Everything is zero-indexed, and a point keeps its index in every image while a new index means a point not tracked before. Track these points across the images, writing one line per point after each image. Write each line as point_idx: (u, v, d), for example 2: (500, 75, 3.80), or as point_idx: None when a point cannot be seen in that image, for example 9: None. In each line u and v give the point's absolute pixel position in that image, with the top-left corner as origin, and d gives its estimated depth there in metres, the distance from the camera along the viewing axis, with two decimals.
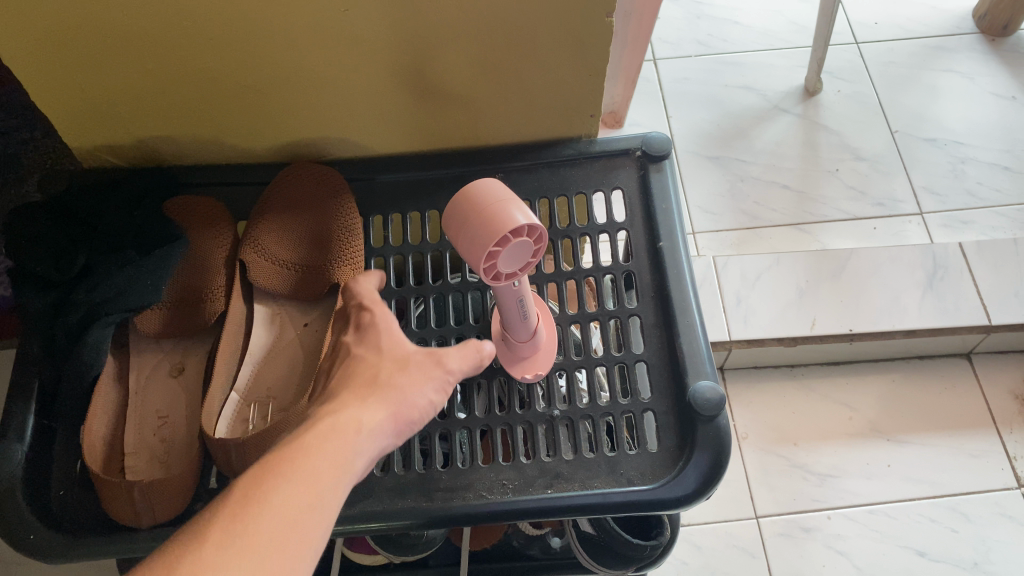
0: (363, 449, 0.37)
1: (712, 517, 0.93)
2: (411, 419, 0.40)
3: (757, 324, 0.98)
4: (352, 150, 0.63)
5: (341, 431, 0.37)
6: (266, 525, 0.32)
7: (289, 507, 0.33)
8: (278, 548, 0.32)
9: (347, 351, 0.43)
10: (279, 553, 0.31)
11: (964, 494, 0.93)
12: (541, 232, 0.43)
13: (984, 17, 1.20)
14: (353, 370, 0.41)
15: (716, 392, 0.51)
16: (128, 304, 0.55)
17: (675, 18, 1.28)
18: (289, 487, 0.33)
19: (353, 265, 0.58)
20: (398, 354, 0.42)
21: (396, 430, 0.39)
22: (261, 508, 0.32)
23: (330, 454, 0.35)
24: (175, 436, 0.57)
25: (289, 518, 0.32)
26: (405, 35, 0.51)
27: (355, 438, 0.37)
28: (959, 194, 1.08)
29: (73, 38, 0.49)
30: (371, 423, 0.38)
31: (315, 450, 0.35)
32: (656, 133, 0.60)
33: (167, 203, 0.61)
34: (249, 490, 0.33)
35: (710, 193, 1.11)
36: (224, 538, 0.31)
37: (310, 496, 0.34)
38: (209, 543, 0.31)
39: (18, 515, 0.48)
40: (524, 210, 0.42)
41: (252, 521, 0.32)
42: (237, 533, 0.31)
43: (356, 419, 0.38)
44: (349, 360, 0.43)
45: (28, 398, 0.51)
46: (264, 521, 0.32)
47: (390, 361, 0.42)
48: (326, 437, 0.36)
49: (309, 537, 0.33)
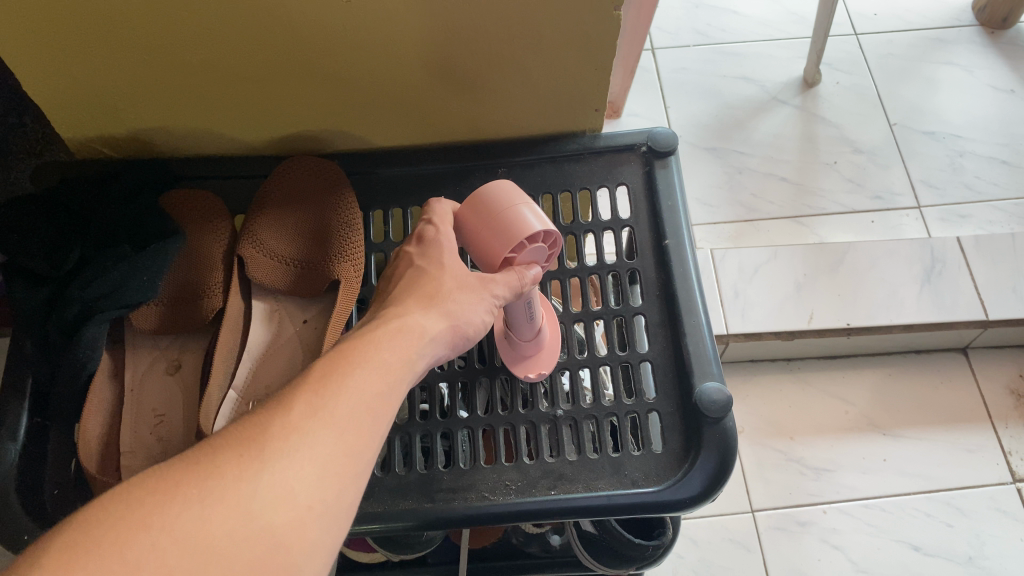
0: (425, 351, 0.39)
1: (707, 510, 0.93)
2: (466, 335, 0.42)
3: (754, 317, 0.97)
4: (351, 143, 0.62)
5: (409, 331, 0.39)
6: (352, 399, 0.34)
7: (369, 387, 0.35)
8: (361, 419, 0.34)
9: (409, 263, 0.44)
10: (362, 425, 0.34)
11: (958, 489, 0.93)
12: (556, 238, 0.44)
13: (983, 9, 1.19)
14: (416, 284, 0.42)
15: (722, 394, 0.50)
16: (122, 301, 0.53)
17: (674, 7, 1.26)
18: (369, 371, 0.35)
19: (353, 262, 0.56)
20: (457, 274, 0.43)
21: (451, 342, 0.41)
22: (346, 383, 0.34)
23: (400, 351, 0.38)
24: (172, 433, 0.55)
25: (370, 397, 0.35)
26: (408, 27, 0.50)
27: (419, 342, 0.39)
28: (956, 188, 1.07)
29: (66, 27, 0.48)
30: (431, 333, 0.40)
31: (387, 345, 0.37)
32: (662, 128, 0.59)
33: (162, 197, 0.60)
34: (333, 367, 0.35)
35: (707, 185, 1.10)
36: (316, 405, 0.33)
37: (386, 382, 0.36)
38: (301, 406, 0.33)
39: (11, 516, 0.47)
40: (540, 216, 0.43)
41: (340, 394, 0.34)
42: (325, 402, 0.33)
43: (419, 326, 0.39)
44: (409, 271, 0.43)
45: (21, 396, 0.50)
46: (349, 394, 0.34)
47: (450, 281, 0.43)
48: (396, 336, 0.38)
49: (386, 415, 0.35)
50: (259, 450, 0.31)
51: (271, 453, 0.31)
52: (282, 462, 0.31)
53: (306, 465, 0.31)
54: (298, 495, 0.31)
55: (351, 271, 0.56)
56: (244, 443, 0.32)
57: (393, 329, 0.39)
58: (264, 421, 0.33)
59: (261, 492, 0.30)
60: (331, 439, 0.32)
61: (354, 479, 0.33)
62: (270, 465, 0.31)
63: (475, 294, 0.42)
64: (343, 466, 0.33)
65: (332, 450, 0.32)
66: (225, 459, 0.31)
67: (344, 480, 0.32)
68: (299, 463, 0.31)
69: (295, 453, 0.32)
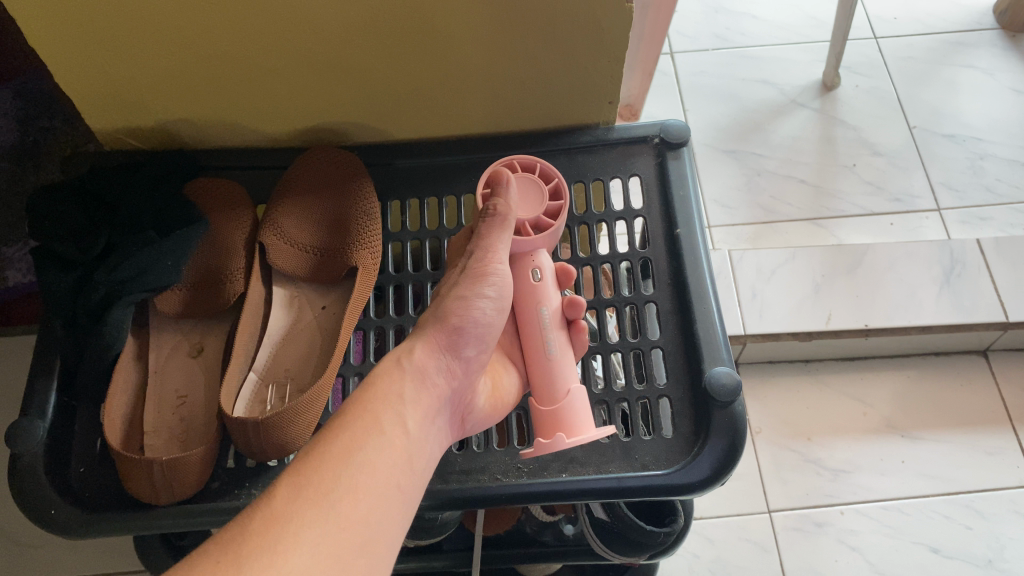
0: (414, 386, 0.44)
1: (723, 510, 0.91)
2: (465, 329, 0.48)
3: (772, 318, 0.96)
4: (370, 135, 0.63)
5: (391, 381, 0.44)
6: (334, 478, 0.38)
7: (351, 463, 0.39)
8: (344, 495, 0.38)
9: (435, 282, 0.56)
10: (345, 501, 0.37)
11: (979, 491, 0.91)
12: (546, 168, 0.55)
13: (1004, 12, 1.18)
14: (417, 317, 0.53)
15: (732, 378, 0.51)
16: (148, 284, 0.56)
17: (693, 12, 1.27)
18: (354, 450, 0.40)
19: (371, 250, 0.59)
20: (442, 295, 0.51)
21: (449, 343, 0.47)
22: (323, 465, 0.38)
23: (385, 417, 0.42)
24: (193, 414, 0.58)
25: (350, 473, 0.39)
26: (424, 21, 0.51)
27: (405, 379, 0.44)
28: (977, 190, 1.06)
29: (97, 23, 0.50)
30: (413, 356, 0.45)
31: (369, 414, 0.42)
32: (675, 121, 0.61)
33: (187, 184, 0.62)
34: (312, 451, 0.39)
35: (726, 187, 1.10)
36: (295, 491, 0.37)
37: (370, 458, 0.40)
38: (283, 496, 0.37)
39: (40, 490, 0.50)
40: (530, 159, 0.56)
41: (319, 477, 0.38)
42: (306, 487, 0.37)
43: (401, 358, 0.45)
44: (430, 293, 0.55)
45: (50, 374, 0.53)
46: (332, 472, 0.38)
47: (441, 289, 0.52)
48: (379, 391, 0.43)
49: (374, 491, 0.39)
50: (245, 543, 0.34)
51: (256, 546, 0.34)
52: (267, 552, 0.34)
53: (292, 549, 0.35)
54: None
55: (369, 258, 0.59)
56: (231, 537, 0.35)
57: (376, 376, 0.44)
58: (251, 516, 0.36)
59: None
60: (316, 519, 0.36)
61: (348, 550, 0.36)
62: (254, 555, 0.34)
63: (475, 275, 0.49)
64: (331, 542, 0.36)
65: (316, 531, 0.36)
66: (215, 557, 0.34)
67: (336, 556, 0.36)
68: (287, 549, 0.35)
69: (279, 541, 0.35)
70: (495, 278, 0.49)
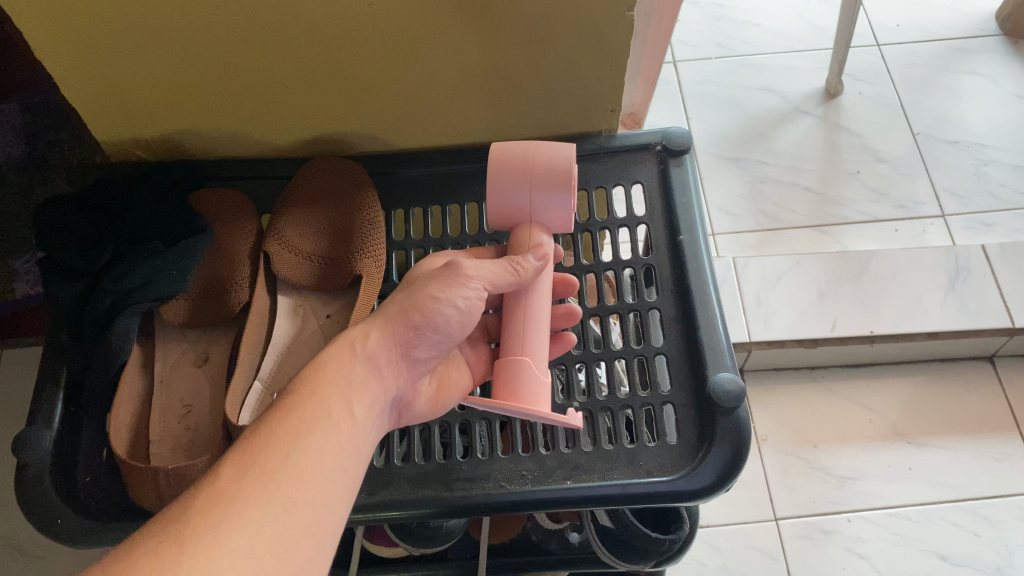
0: (365, 374, 0.43)
1: (731, 518, 0.91)
2: (424, 331, 0.45)
3: (777, 325, 0.96)
4: (375, 145, 0.64)
5: (345, 363, 0.43)
6: (281, 459, 0.38)
7: (299, 444, 0.39)
8: (291, 478, 0.37)
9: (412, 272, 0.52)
10: (291, 484, 0.37)
11: (987, 498, 0.90)
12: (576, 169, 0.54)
13: (1007, 18, 1.18)
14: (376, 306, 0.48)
15: (736, 384, 0.51)
16: (153, 294, 0.57)
17: (695, 21, 1.27)
18: (302, 430, 0.39)
19: (375, 257, 0.59)
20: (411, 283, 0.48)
21: (407, 342, 0.45)
22: (269, 447, 0.38)
23: (337, 398, 0.41)
24: (200, 423, 0.59)
25: (296, 454, 0.38)
26: (427, 30, 0.51)
27: (356, 366, 0.43)
28: (981, 197, 1.06)
29: (104, 36, 0.50)
30: (367, 342, 0.44)
31: (320, 394, 0.41)
32: (677, 129, 0.61)
33: (193, 195, 0.63)
34: (260, 432, 0.39)
35: (729, 195, 1.10)
36: (241, 471, 0.37)
37: (317, 438, 0.39)
38: (228, 477, 0.36)
39: (47, 500, 0.50)
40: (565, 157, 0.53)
41: (265, 459, 0.37)
42: (252, 468, 0.37)
43: (355, 341, 0.44)
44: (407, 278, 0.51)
45: (56, 385, 0.53)
46: (279, 454, 0.38)
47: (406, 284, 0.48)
48: (332, 374, 0.42)
49: (322, 473, 0.39)
50: (189, 524, 0.34)
51: (199, 526, 0.34)
52: (209, 536, 0.34)
53: (234, 532, 0.34)
54: (227, 561, 0.33)
55: (373, 266, 0.59)
56: (174, 518, 0.34)
57: (329, 359, 0.43)
58: (196, 495, 0.36)
59: (188, 564, 0.32)
60: (262, 500, 0.36)
61: (291, 534, 0.36)
62: (196, 538, 0.33)
63: (449, 278, 0.46)
64: (274, 525, 0.35)
65: (259, 513, 0.35)
66: (155, 539, 0.34)
67: (278, 540, 0.35)
68: (229, 531, 0.34)
69: (222, 522, 0.35)
70: (468, 288, 0.46)
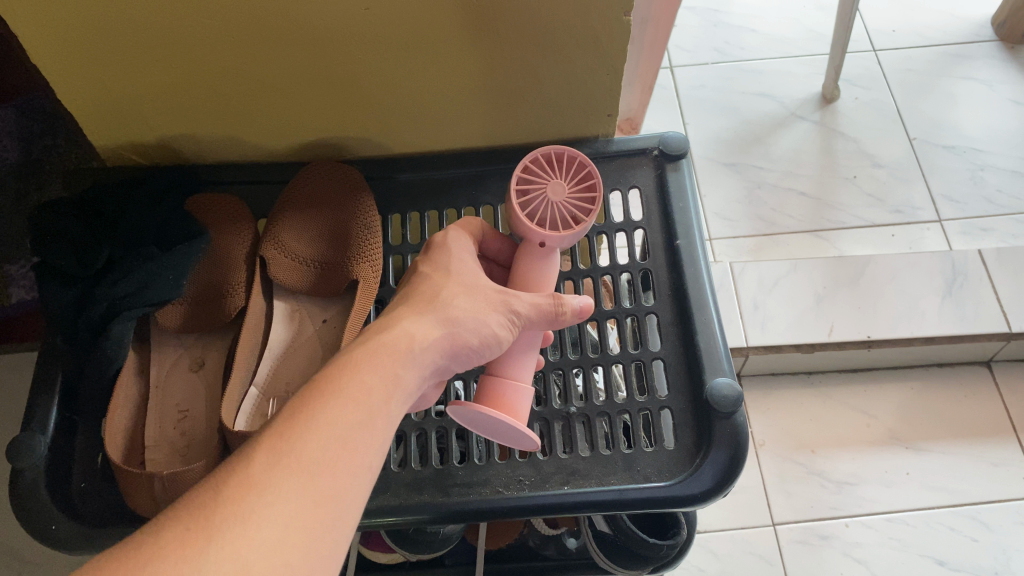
0: (413, 378, 0.41)
1: (729, 523, 0.91)
2: (472, 351, 0.44)
3: (774, 329, 0.96)
4: (371, 149, 0.64)
5: (393, 351, 0.40)
6: (317, 447, 0.35)
7: (337, 430, 0.36)
8: (324, 465, 0.35)
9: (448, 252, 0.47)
10: (324, 473, 0.35)
11: (985, 503, 0.90)
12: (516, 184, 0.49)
13: (1003, 23, 1.18)
14: (418, 289, 0.44)
15: (733, 389, 0.50)
16: (149, 298, 0.57)
17: (692, 27, 1.27)
18: (340, 413, 0.37)
19: (371, 262, 0.59)
20: (471, 282, 0.45)
21: (455, 355, 0.43)
22: (307, 430, 0.36)
23: (378, 384, 0.39)
24: (195, 428, 0.59)
25: (333, 442, 0.36)
26: (423, 33, 0.51)
27: (409, 366, 0.40)
28: (978, 202, 1.06)
29: (99, 39, 0.50)
30: (427, 344, 0.41)
31: (361, 376, 0.38)
32: (673, 133, 0.61)
33: (190, 200, 0.62)
34: (296, 411, 0.36)
35: (726, 200, 1.10)
36: (274, 457, 0.34)
37: (355, 425, 0.37)
38: (259, 463, 0.34)
39: (42, 506, 0.50)
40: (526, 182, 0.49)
41: (298, 444, 0.35)
42: (287, 454, 0.35)
43: (415, 337, 0.41)
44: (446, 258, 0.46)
45: (51, 390, 0.53)
46: (316, 440, 0.35)
47: (454, 284, 0.45)
48: (376, 359, 0.39)
49: (356, 463, 0.36)
50: (215, 515, 0.32)
51: (226, 519, 0.32)
52: (236, 529, 0.32)
53: (263, 524, 0.32)
54: (254, 558, 0.31)
55: (371, 272, 0.59)
56: (201, 506, 0.33)
57: (384, 350, 0.40)
58: (225, 481, 0.34)
59: (211, 560, 0.31)
60: (294, 492, 0.34)
61: (321, 527, 0.34)
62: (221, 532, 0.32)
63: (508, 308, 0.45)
64: (305, 518, 0.34)
65: (290, 504, 0.33)
66: (177, 529, 0.32)
67: (307, 534, 0.33)
68: (257, 525, 0.32)
69: (250, 513, 0.33)
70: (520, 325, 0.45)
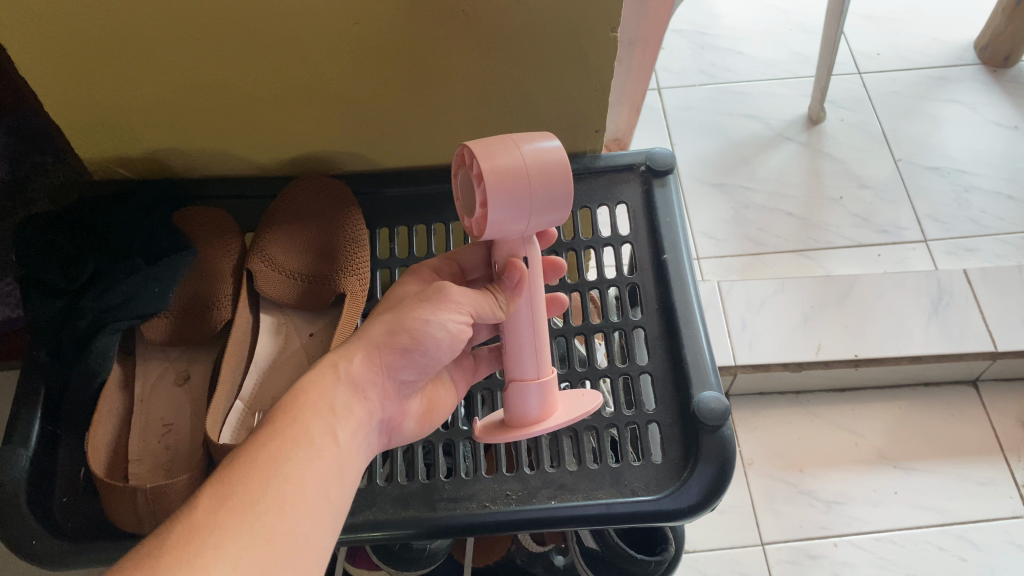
0: (347, 395, 0.46)
1: (717, 543, 0.90)
2: (411, 353, 0.48)
3: (763, 349, 0.96)
4: (358, 163, 0.64)
5: (330, 386, 0.45)
6: (261, 488, 0.39)
7: (279, 473, 0.40)
8: (270, 505, 0.39)
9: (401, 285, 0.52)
10: (271, 515, 0.38)
11: (973, 523, 0.90)
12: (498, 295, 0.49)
13: (985, 48, 1.20)
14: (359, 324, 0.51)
15: (720, 402, 0.51)
16: (135, 310, 0.57)
17: (679, 49, 1.29)
18: (280, 458, 0.41)
19: (359, 276, 0.60)
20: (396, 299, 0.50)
21: (388, 361, 0.47)
22: (249, 475, 0.39)
23: (320, 426, 0.43)
24: (179, 443, 0.59)
25: (276, 484, 0.40)
26: (411, 47, 0.51)
27: (337, 387, 0.46)
28: (963, 222, 1.07)
29: (90, 54, 0.50)
30: (351, 365, 0.47)
31: (300, 422, 0.43)
32: (660, 149, 0.62)
33: (176, 213, 0.63)
34: (238, 462, 0.40)
35: (713, 219, 1.10)
36: (220, 501, 0.38)
37: (295, 467, 0.41)
38: (205, 507, 0.37)
39: (22, 521, 0.50)
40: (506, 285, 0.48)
41: (244, 488, 0.39)
42: (233, 499, 0.38)
43: (338, 364, 0.47)
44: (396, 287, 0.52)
45: (33, 407, 0.52)
46: (259, 483, 0.39)
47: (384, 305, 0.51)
48: (312, 400, 0.44)
49: (303, 501, 0.40)
50: (164, 555, 0.35)
51: (177, 556, 0.35)
52: (190, 562, 0.34)
53: (215, 558, 0.35)
54: None
55: (358, 285, 0.59)
56: (153, 548, 0.35)
57: (310, 383, 0.45)
58: (172, 527, 0.36)
59: None
60: (241, 530, 0.37)
61: (273, 559, 0.37)
62: (172, 566, 0.34)
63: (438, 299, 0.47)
64: (254, 554, 0.36)
65: (239, 540, 0.37)
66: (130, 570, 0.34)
67: (257, 568, 0.36)
68: (208, 560, 0.35)
69: (202, 549, 0.35)
70: (457, 312, 0.47)
